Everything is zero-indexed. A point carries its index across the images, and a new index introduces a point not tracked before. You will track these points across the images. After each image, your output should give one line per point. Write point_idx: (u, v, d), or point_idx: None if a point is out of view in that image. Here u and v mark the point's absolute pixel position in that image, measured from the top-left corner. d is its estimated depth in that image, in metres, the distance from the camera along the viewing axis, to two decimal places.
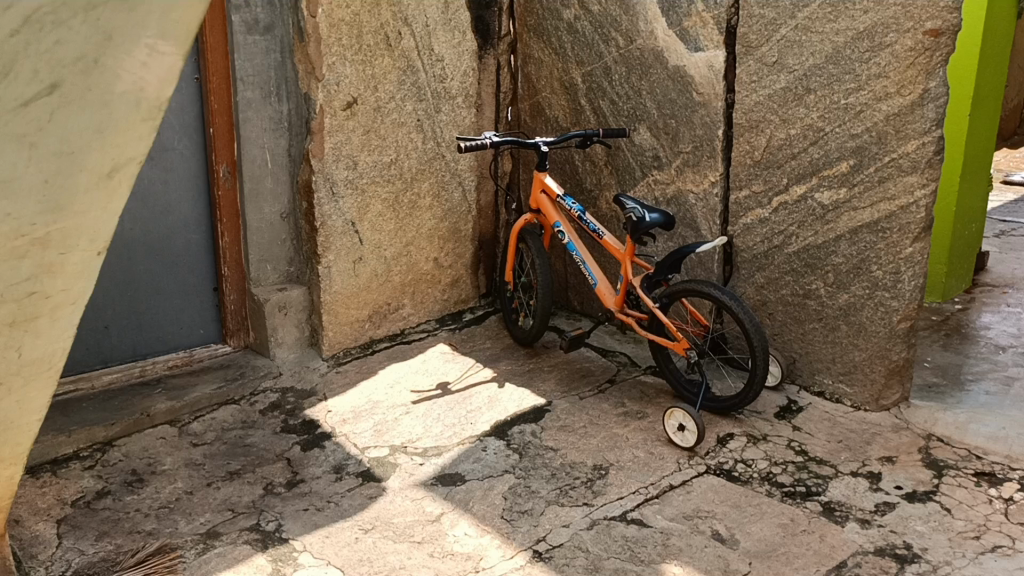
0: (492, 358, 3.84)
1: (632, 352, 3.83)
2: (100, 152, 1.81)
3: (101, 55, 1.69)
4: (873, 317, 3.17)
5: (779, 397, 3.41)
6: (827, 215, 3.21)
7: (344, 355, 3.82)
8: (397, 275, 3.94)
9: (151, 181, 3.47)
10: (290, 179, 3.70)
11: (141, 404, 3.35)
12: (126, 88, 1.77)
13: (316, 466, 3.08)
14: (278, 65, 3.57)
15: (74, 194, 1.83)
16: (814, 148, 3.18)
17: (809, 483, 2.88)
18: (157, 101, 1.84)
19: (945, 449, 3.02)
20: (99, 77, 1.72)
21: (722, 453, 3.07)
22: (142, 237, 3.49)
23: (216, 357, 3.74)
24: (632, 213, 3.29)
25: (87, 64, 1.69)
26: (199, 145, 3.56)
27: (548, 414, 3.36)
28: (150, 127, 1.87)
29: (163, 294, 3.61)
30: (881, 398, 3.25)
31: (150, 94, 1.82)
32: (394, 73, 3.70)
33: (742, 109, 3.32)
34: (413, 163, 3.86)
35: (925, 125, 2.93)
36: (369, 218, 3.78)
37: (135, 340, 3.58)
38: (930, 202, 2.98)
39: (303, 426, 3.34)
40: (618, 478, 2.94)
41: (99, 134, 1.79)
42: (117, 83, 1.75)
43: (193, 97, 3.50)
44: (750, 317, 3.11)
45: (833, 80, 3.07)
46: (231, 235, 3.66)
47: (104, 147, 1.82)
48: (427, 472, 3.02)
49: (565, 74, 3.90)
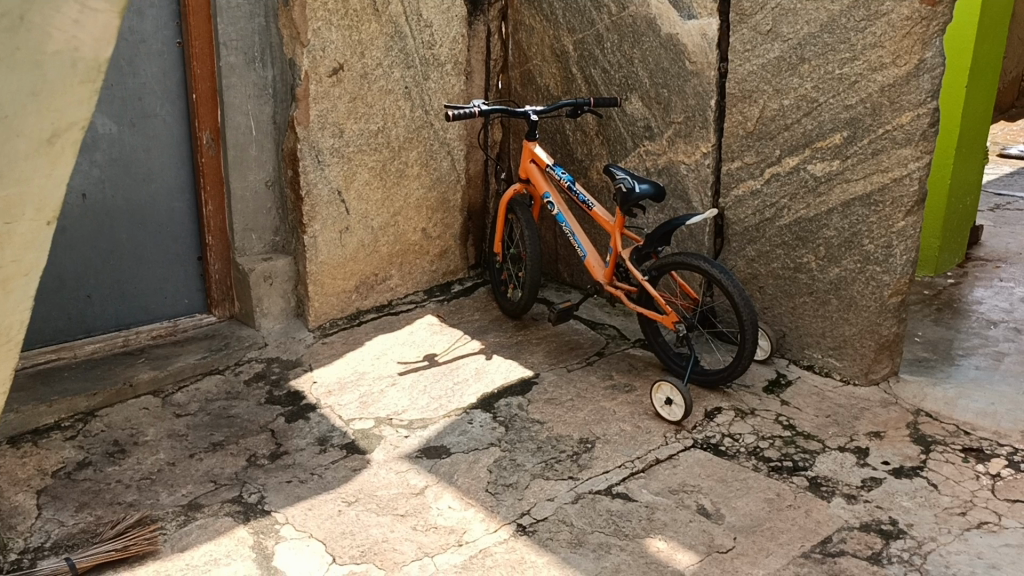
0: (480, 330, 3.81)
1: (621, 325, 3.80)
2: (39, 117, 1.92)
3: (26, 12, 1.83)
4: (864, 291, 3.14)
5: (768, 370, 3.38)
6: (819, 187, 3.16)
7: (331, 326, 3.78)
8: (384, 245, 3.89)
9: (133, 148, 3.40)
10: (275, 146, 3.64)
11: (124, 374, 3.32)
12: (58, 47, 1.90)
13: (300, 438, 3.05)
14: (262, 30, 3.49)
15: (15, 161, 1.92)
16: (807, 119, 3.13)
17: (796, 458, 2.87)
18: (93, 63, 1.95)
19: (934, 425, 2.99)
20: (27, 35, 1.85)
21: (709, 427, 3.05)
22: (125, 205, 3.43)
23: (201, 327, 3.70)
24: (622, 183, 3.24)
25: (13, 22, 1.82)
26: (182, 111, 3.49)
27: (535, 386, 3.33)
28: (89, 92, 1.97)
29: (147, 263, 3.55)
30: (871, 373, 3.22)
31: (86, 54, 1.94)
32: (381, 39, 3.63)
33: (735, 78, 3.26)
34: (401, 131, 3.79)
35: (920, 96, 2.87)
36: (356, 187, 3.72)
37: (118, 310, 3.53)
38: (923, 175, 2.94)
39: (288, 397, 3.31)
40: (605, 452, 2.91)
41: (34, 97, 1.90)
42: (48, 42, 1.88)
43: (176, 63, 3.43)
44: (740, 290, 3.07)
45: (828, 50, 3.01)
46: (216, 203, 3.60)
47: (41, 113, 1.92)
48: (412, 444, 2.99)
49: (556, 42, 3.82)
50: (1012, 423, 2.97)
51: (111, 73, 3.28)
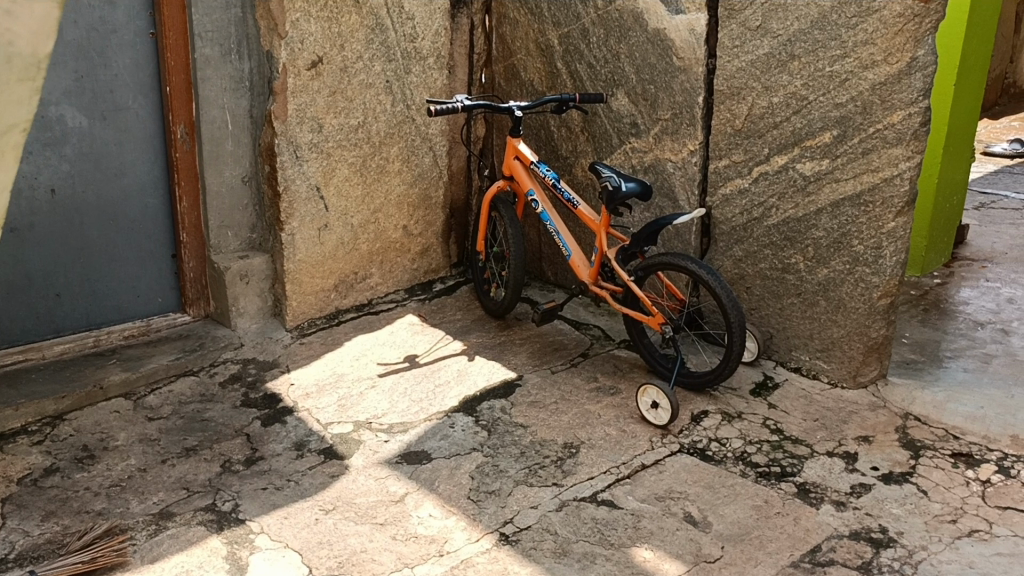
0: (462, 330, 3.73)
1: (606, 325, 3.73)
2: None
3: None
4: (853, 293, 3.08)
5: (755, 373, 3.33)
6: (808, 187, 3.10)
7: (309, 325, 3.69)
8: (364, 243, 3.80)
9: (104, 142, 3.29)
10: (251, 141, 3.54)
11: (94, 375, 3.22)
12: None
13: (276, 443, 2.97)
14: (239, 21, 3.39)
15: None
16: (796, 117, 3.07)
17: (784, 464, 2.81)
18: (32, 58, 1.91)
19: (923, 429, 2.95)
20: None
21: (695, 431, 2.99)
22: (95, 201, 3.32)
23: (175, 327, 3.60)
24: (608, 182, 3.17)
25: None
26: (155, 104, 3.38)
27: (518, 389, 3.26)
28: (29, 90, 1.93)
29: (119, 261, 3.45)
30: (859, 375, 3.17)
31: (23, 49, 1.90)
32: (362, 31, 3.53)
33: (724, 75, 3.19)
34: (381, 127, 3.70)
35: (912, 95, 2.82)
36: (335, 184, 3.63)
37: (89, 309, 3.42)
38: (914, 175, 2.89)
39: (264, 400, 3.22)
40: (590, 458, 2.85)
41: None
42: None
43: (149, 54, 3.32)
44: (728, 292, 3.01)
45: (818, 47, 2.95)
46: (190, 199, 3.50)
47: None
48: (391, 450, 2.91)
49: (540, 36, 3.74)
50: (1001, 428, 2.93)
51: (81, 65, 3.17)
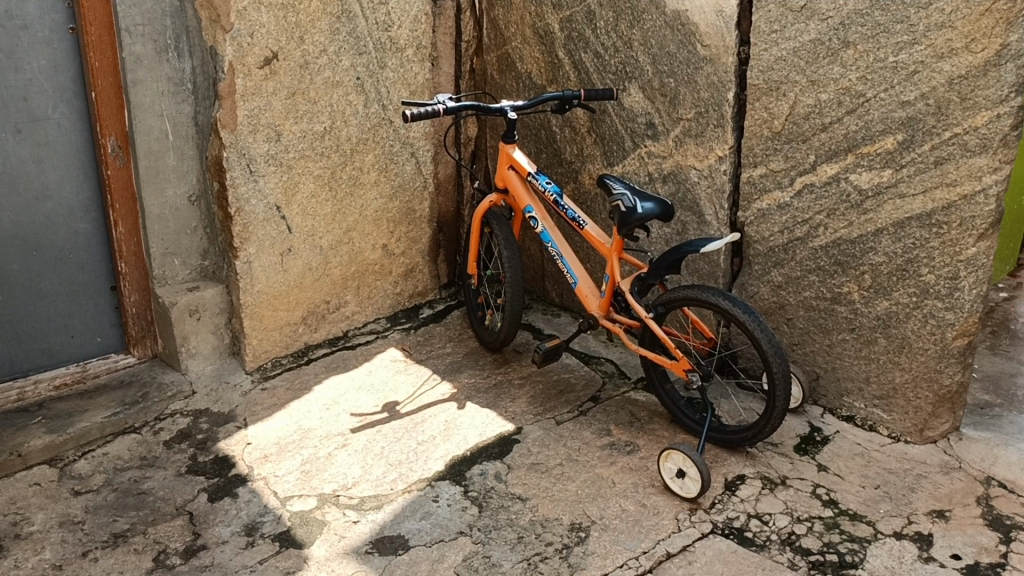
0: (452, 367, 3.20)
1: (619, 360, 3.20)
2: None
3: None
4: (921, 332, 2.54)
5: (799, 424, 2.79)
6: (865, 203, 2.55)
7: (273, 366, 3.18)
8: (337, 267, 3.27)
9: (20, 160, 2.76)
10: (198, 153, 3.00)
11: (13, 440, 2.70)
12: None
13: (223, 526, 2.45)
14: (176, 10, 2.84)
15: None
16: (850, 118, 2.51)
17: (842, 551, 2.28)
18: None
19: (1011, 501, 2.43)
20: None
21: (731, 505, 2.46)
22: (13, 230, 2.79)
23: (116, 371, 3.08)
24: (621, 200, 2.60)
25: None
26: (81, 114, 2.85)
27: (516, 447, 2.74)
28: None
29: (46, 298, 2.93)
30: (926, 429, 2.64)
31: None
32: (325, 20, 2.98)
33: (759, 66, 2.62)
34: (353, 132, 3.16)
35: (1001, 91, 2.26)
36: (299, 201, 3.09)
37: (13, 355, 2.91)
38: (1002, 191, 2.33)
39: (214, 465, 2.70)
40: (602, 545, 2.33)
41: None
42: None
43: (70, 54, 2.77)
44: (769, 335, 2.45)
45: (878, 31, 2.38)
46: (128, 224, 2.96)
47: None
48: (361, 535, 2.39)
49: (538, 20, 3.17)
50: None
51: None
